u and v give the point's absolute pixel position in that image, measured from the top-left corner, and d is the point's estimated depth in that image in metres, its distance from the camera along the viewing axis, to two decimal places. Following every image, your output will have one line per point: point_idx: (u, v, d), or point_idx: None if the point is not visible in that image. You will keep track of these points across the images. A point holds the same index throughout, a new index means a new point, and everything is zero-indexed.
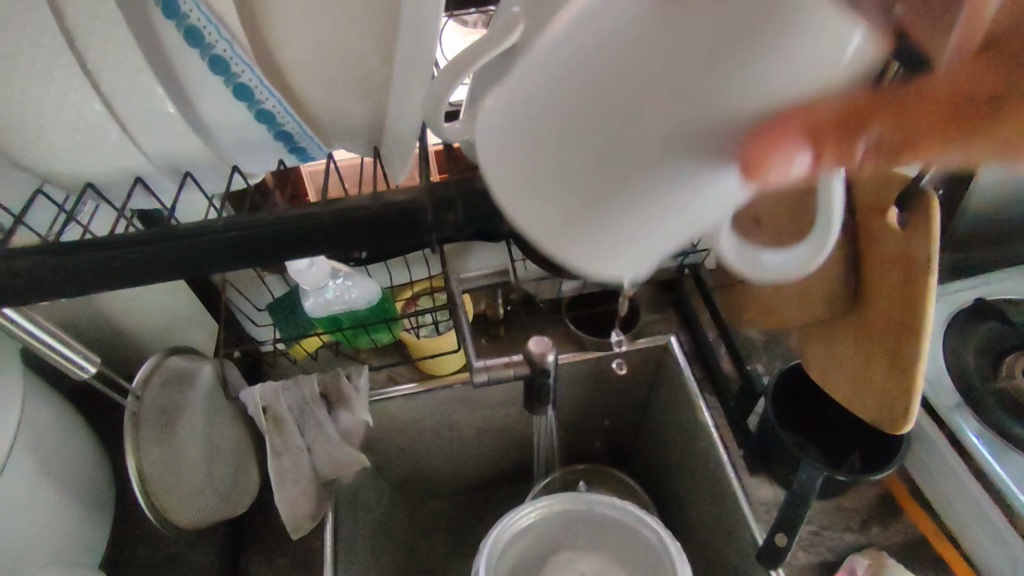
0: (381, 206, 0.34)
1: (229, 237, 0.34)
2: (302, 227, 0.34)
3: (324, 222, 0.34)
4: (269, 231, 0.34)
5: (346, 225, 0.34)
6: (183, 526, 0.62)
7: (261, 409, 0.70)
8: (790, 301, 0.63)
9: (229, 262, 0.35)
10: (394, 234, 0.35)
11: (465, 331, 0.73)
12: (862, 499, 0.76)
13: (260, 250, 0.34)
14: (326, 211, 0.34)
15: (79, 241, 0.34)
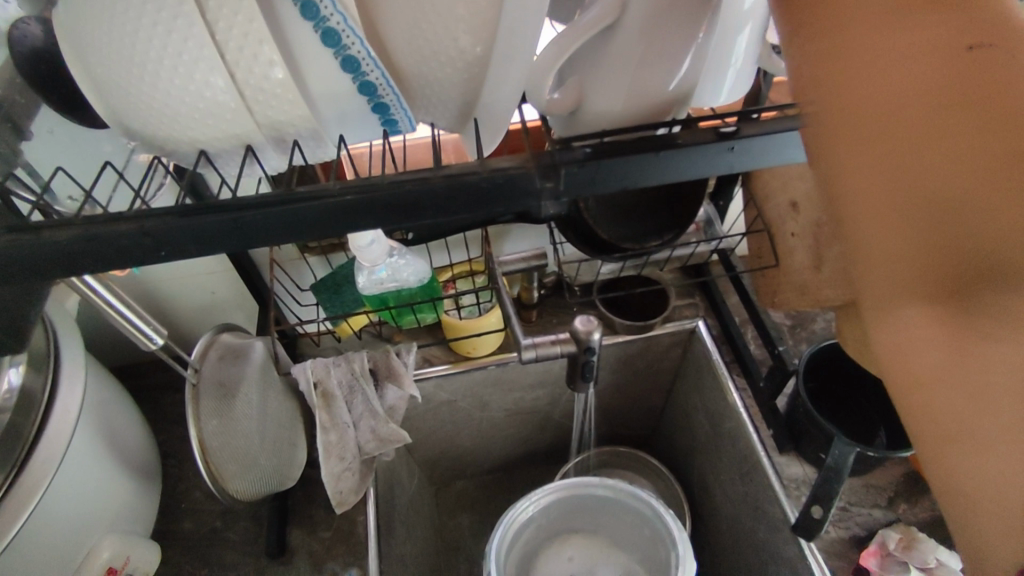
0: (488, 173, 0.36)
1: (341, 202, 0.36)
2: (412, 192, 0.36)
3: (434, 188, 0.36)
4: (380, 197, 0.36)
5: (454, 192, 0.36)
6: (240, 496, 0.65)
7: (312, 384, 0.71)
8: (827, 280, 0.65)
9: (339, 228, 0.37)
10: (498, 200, 0.37)
11: (510, 310, 0.74)
12: (889, 477, 0.79)
13: (371, 214, 0.36)
14: (436, 178, 0.36)
15: (196, 205, 0.35)
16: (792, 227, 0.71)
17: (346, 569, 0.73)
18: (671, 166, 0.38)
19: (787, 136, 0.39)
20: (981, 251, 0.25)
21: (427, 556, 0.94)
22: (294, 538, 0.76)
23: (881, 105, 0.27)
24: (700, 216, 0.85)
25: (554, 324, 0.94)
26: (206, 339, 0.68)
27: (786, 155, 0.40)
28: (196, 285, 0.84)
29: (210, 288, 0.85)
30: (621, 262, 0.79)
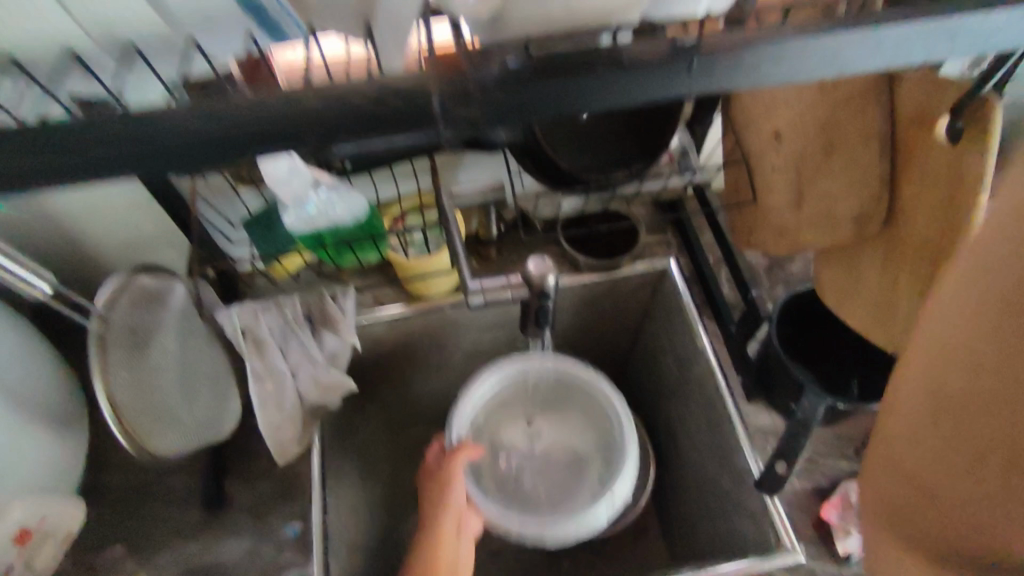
0: (380, 94, 0.32)
1: (210, 122, 0.31)
2: (295, 113, 0.32)
3: (323, 108, 0.32)
4: (256, 118, 0.31)
5: (343, 115, 0.32)
6: (163, 453, 0.60)
7: (240, 331, 0.65)
8: (808, 220, 0.59)
9: (216, 153, 0.32)
10: (401, 125, 0.33)
11: (459, 249, 0.67)
12: (861, 425, 0.75)
13: (248, 135, 0.32)
14: (316, 96, 0.32)
15: (42, 127, 0.31)
16: (774, 158, 0.63)
17: (287, 523, 0.71)
18: (614, 88, 0.33)
19: (758, 50, 0.33)
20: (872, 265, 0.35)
21: (385, 500, 0.91)
22: (233, 490, 0.73)
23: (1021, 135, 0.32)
24: (674, 146, 0.77)
25: (514, 263, 0.87)
26: (116, 282, 0.59)
27: (760, 76, 0.34)
28: (115, 219, 0.72)
29: (133, 221, 0.74)
30: (586, 196, 0.72)
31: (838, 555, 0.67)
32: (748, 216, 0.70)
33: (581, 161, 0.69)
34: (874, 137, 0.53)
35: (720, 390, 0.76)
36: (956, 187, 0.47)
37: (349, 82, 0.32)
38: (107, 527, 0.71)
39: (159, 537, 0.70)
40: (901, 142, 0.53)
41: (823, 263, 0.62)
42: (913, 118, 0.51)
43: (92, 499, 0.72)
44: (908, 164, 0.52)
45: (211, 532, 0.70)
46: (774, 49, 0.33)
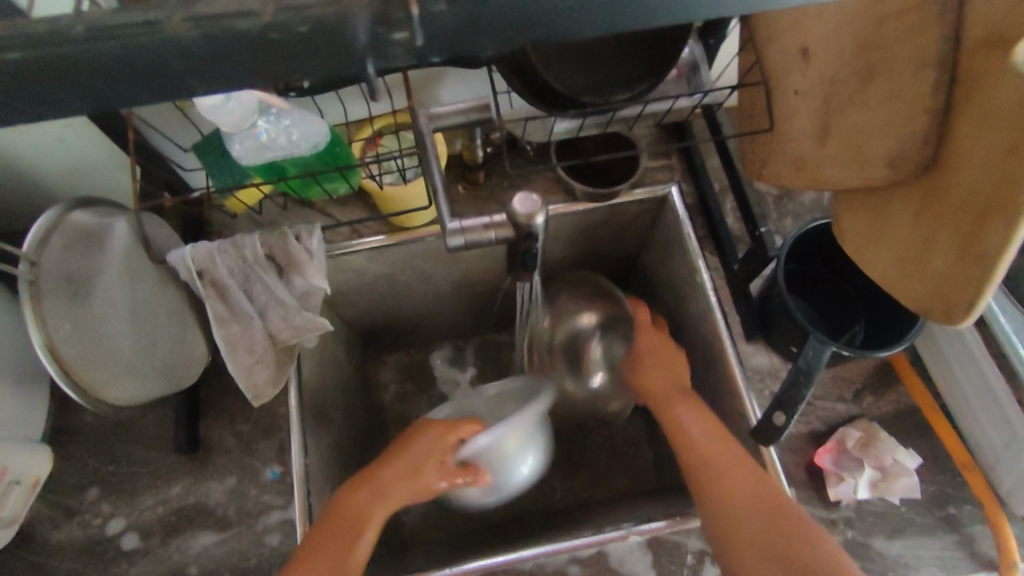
0: (281, 13, 0.22)
1: (25, 66, 0.22)
2: (146, 46, 0.22)
3: (176, 43, 0.22)
4: (99, 58, 0.22)
5: (223, 46, 0.22)
6: (115, 403, 0.56)
7: (195, 274, 0.59)
8: (832, 156, 0.50)
9: (83, 108, 0.23)
10: (312, 63, 0.23)
11: (438, 182, 0.60)
12: (865, 369, 0.72)
13: (68, 87, 0.22)
14: (186, 22, 0.22)
15: None
16: (797, 80, 0.54)
17: (267, 467, 0.68)
18: (609, 4, 0.23)
19: None
20: (850, 165, 0.48)
21: (376, 433, 0.87)
22: (210, 431, 0.69)
23: (874, 106, 0.46)
24: (681, 59, 0.67)
25: (503, 189, 0.81)
26: (50, 214, 0.54)
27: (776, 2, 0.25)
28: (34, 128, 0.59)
29: (53, 132, 0.60)
30: (581, 120, 0.64)
31: (830, 499, 0.66)
32: (759, 145, 0.62)
33: (578, 78, 0.60)
34: (929, 64, 0.41)
35: (721, 331, 0.71)
36: (985, 159, 0.38)
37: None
38: (81, 469, 0.68)
39: (137, 480, 0.68)
40: (964, 72, 0.40)
41: (846, 208, 0.52)
42: (990, 37, 0.38)
43: (63, 440, 0.69)
44: (971, 95, 0.39)
45: (191, 475, 0.68)
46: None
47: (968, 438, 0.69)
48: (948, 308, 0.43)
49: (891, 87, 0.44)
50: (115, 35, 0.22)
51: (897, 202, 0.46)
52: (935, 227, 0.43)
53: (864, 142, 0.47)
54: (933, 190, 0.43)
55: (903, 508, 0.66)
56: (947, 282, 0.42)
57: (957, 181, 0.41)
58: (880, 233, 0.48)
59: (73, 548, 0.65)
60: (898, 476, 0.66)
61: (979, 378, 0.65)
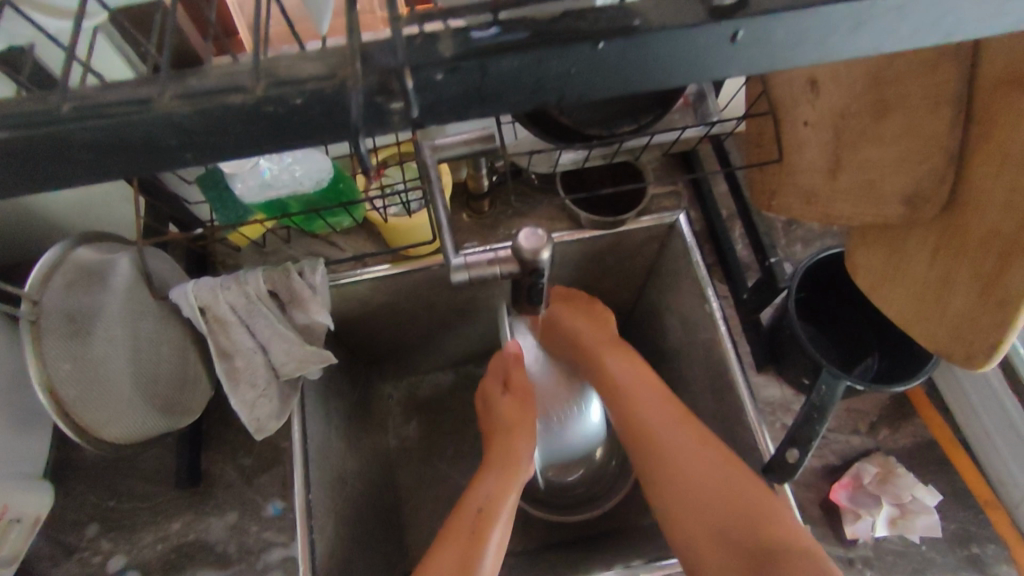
0: (274, 86, 0.21)
1: (11, 146, 0.21)
2: (136, 123, 0.21)
3: (167, 119, 0.21)
4: (87, 136, 0.21)
5: (215, 122, 0.22)
6: (115, 444, 0.55)
7: (197, 310, 0.58)
8: (844, 192, 0.49)
9: (71, 181, 0.23)
10: (309, 135, 0.23)
11: (442, 216, 0.59)
12: (879, 401, 0.70)
13: (56, 162, 0.22)
14: (177, 98, 0.21)
15: None
16: (806, 112, 0.53)
17: (269, 502, 0.67)
18: (615, 68, 0.23)
19: (803, 18, 0.22)
20: (861, 202, 0.47)
21: (381, 463, 0.86)
22: (212, 466, 0.69)
23: (885, 143, 0.44)
24: (688, 90, 0.67)
25: (508, 217, 0.80)
26: (54, 252, 0.53)
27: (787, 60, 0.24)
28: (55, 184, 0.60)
29: None
30: (587, 151, 0.63)
31: (847, 537, 0.64)
32: (768, 177, 0.61)
33: (583, 111, 0.59)
34: (941, 104, 0.40)
35: (731, 362, 0.70)
36: (1008, 202, 0.37)
37: (233, 70, 0.22)
38: (81, 505, 0.67)
39: (136, 516, 0.67)
40: (981, 111, 0.39)
41: (858, 242, 0.51)
42: (1007, 78, 0.36)
43: (63, 476, 0.68)
44: (988, 136, 0.38)
45: (193, 511, 0.67)
46: (883, 10, 0.22)
47: (988, 473, 0.67)
48: (969, 352, 0.41)
49: (902, 124, 0.43)
50: (105, 114, 0.21)
51: (912, 240, 0.45)
52: (955, 268, 0.42)
53: (876, 179, 0.46)
54: (951, 229, 0.42)
55: (923, 547, 0.64)
56: (968, 324, 0.41)
57: (976, 222, 0.40)
58: (896, 270, 0.47)
59: None
60: (917, 513, 0.64)
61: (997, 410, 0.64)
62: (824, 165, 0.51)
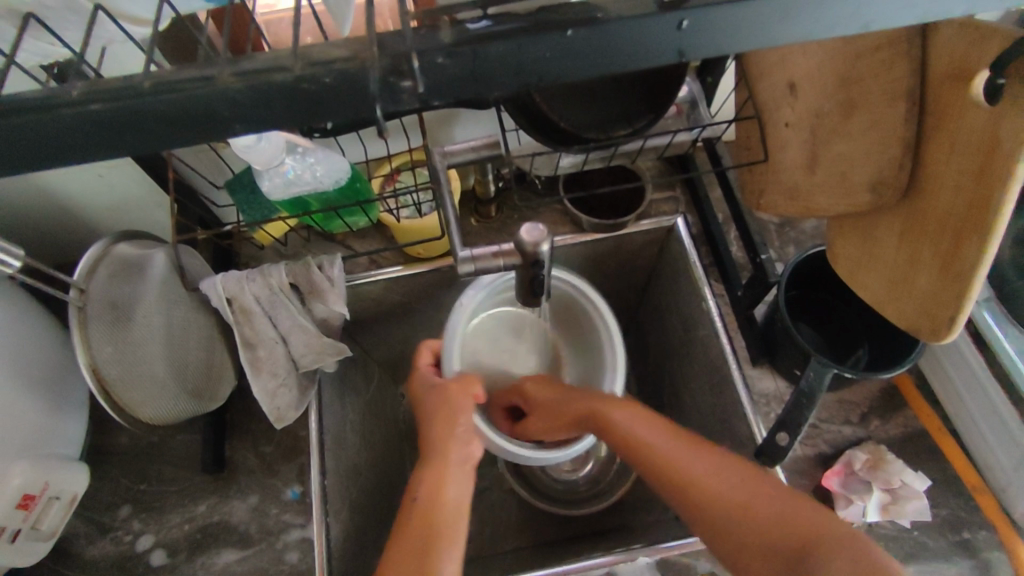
0: (309, 66, 0.26)
1: (98, 115, 0.26)
2: (198, 98, 0.26)
3: (222, 94, 0.26)
4: (160, 108, 0.26)
5: (261, 97, 0.27)
6: (150, 422, 0.60)
7: (225, 301, 0.63)
8: (822, 184, 0.53)
9: (144, 149, 0.28)
10: (336, 110, 0.28)
11: (451, 214, 0.64)
12: (871, 392, 0.73)
13: (131, 130, 0.27)
14: (232, 77, 0.26)
15: None
16: (787, 114, 0.57)
17: (288, 486, 0.71)
18: (583, 53, 0.27)
19: (739, 10, 0.27)
20: (835, 193, 0.51)
21: (393, 458, 0.90)
22: (236, 452, 0.73)
23: (853, 137, 0.49)
24: (681, 97, 0.72)
25: (514, 221, 0.85)
26: (97, 247, 0.59)
27: (732, 46, 0.29)
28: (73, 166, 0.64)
29: (96, 171, 0.66)
30: (586, 154, 0.68)
31: None
32: (756, 176, 0.65)
33: (582, 115, 0.64)
34: (901, 97, 0.44)
35: (726, 355, 0.73)
36: (958, 181, 0.41)
37: (275, 54, 0.27)
38: (115, 487, 0.72)
39: (165, 498, 0.71)
40: (934, 103, 0.43)
41: (839, 232, 0.55)
42: (954, 70, 0.40)
43: (99, 461, 0.73)
44: (941, 124, 0.42)
45: (216, 494, 0.71)
46: (806, 3, 0.27)
47: (977, 460, 0.69)
48: (935, 325, 0.45)
49: (868, 118, 0.47)
50: (174, 90, 0.26)
51: (883, 225, 0.49)
52: (920, 247, 0.45)
53: (847, 170, 0.50)
54: (915, 212, 0.46)
55: (914, 531, 0.66)
56: (934, 298, 0.45)
57: (935, 203, 0.44)
58: (871, 255, 0.51)
59: (105, 564, 0.68)
60: (908, 497, 0.66)
61: (980, 396, 0.67)
62: (804, 162, 0.56)
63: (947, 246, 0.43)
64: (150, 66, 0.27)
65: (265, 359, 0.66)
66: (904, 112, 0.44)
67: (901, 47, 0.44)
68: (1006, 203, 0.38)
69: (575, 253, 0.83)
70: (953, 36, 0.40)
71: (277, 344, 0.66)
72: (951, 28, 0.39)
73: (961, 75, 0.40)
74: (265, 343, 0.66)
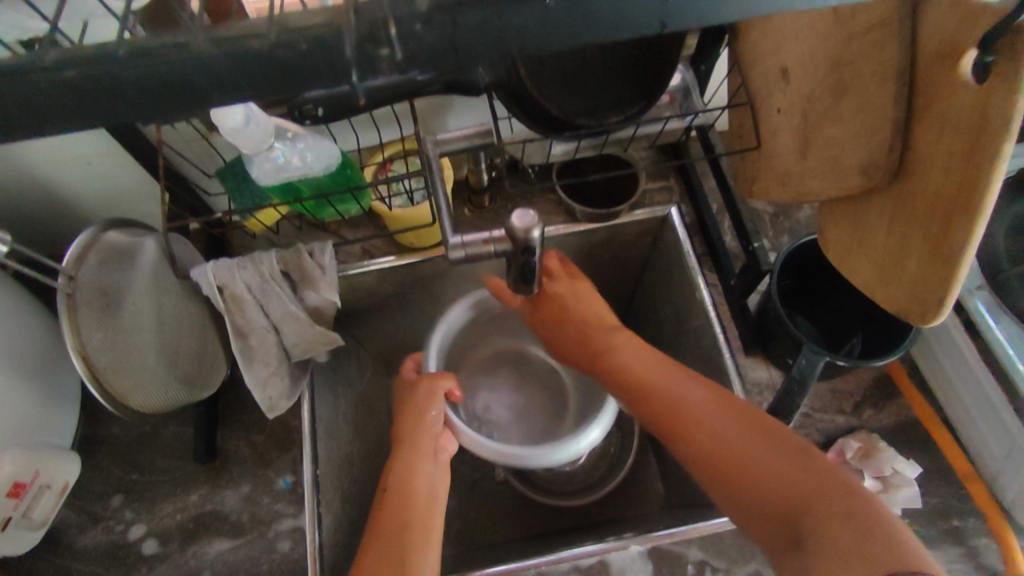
0: (286, 34, 0.26)
1: (76, 82, 0.26)
2: (175, 65, 0.26)
3: (196, 62, 0.26)
4: (136, 76, 0.26)
5: (239, 65, 0.26)
6: (141, 410, 0.60)
7: (216, 288, 0.63)
8: (813, 170, 0.53)
9: (121, 117, 0.28)
10: (314, 80, 0.28)
11: (442, 200, 0.64)
12: (864, 381, 0.73)
13: (109, 98, 0.27)
14: (208, 44, 0.26)
15: None
16: (779, 99, 0.57)
17: (280, 475, 0.71)
18: (561, 22, 0.27)
19: None
20: (826, 177, 0.52)
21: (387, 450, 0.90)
22: (228, 441, 0.73)
23: (844, 120, 0.49)
24: (673, 84, 0.71)
25: (508, 211, 0.85)
26: (88, 234, 0.59)
27: (711, 15, 0.29)
28: (64, 154, 0.65)
29: (85, 158, 0.66)
30: (578, 141, 0.68)
31: None
32: (749, 164, 0.65)
33: (573, 102, 0.64)
34: (890, 78, 0.44)
35: (719, 344, 0.73)
36: (947, 163, 0.41)
37: (254, 22, 0.27)
38: (106, 476, 0.71)
39: (157, 487, 0.71)
40: (923, 84, 0.43)
41: (830, 217, 0.55)
42: (944, 50, 0.40)
43: (91, 449, 0.73)
44: (929, 106, 0.42)
45: (208, 483, 0.71)
46: None
47: (970, 448, 0.69)
48: (923, 308, 0.45)
49: (859, 100, 0.47)
50: (151, 58, 0.26)
51: (873, 208, 0.49)
52: (908, 230, 0.45)
53: (837, 154, 0.50)
54: (905, 194, 0.46)
55: (907, 519, 0.66)
56: (922, 280, 0.45)
57: (923, 185, 0.44)
58: (861, 239, 0.51)
59: (97, 553, 0.68)
60: (899, 486, 0.66)
61: (972, 383, 0.67)
62: (795, 147, 0.56)
63: (936, 228, 0.43)
64: (127, 35, 0.27)
65: (257, 348, 0.66)
66: (895, 94, 0.44)
67: (890, 29, 0.43)
68: (995, 183, 0.38)
69: (569, 243, 0.83)
70: (944, 16, 0.40)
71: (268, 332, 0.66)
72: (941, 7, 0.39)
73: (950, 54, 0.39)
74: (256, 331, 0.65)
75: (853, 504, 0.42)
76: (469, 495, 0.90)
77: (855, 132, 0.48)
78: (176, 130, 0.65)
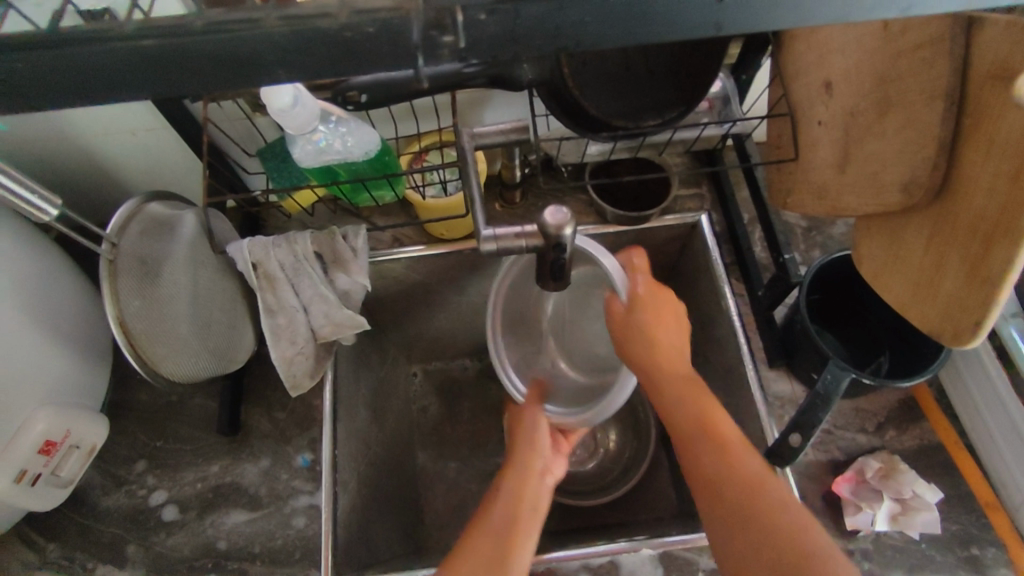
0: (353, 16, 0.27)
1: (150, 51, 0.27)
2: (245, 39, 0.27)
3: (262, 35, 0.27)
4: (207, 48, 0.27)
5: (304, 42, 0.27)
6: (171, 379, 0.61)
7: (250, 265, 0.64)
8: (852, 185, 0.53)
9: (187, 87, 0.28)
10: (375, 61, 0.28)
11: (476, 193, 0.64)
12: (890, 402, 0.72)
13: (179, 67, 0.28)
14: (278, 20, 0.27)
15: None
16: (819, 112, 0.57)
17: (299, 453, 0.73)
18: (621, 18, 0.28)
19: None
20: (864, 193, 0.51)
21: (403, 437, 0.91)
22: (250, 416, 0.74)
23: (888, 136, 0.48)
24: (713, 92, 0.71)
25: (538, 209, 0.85)
26: (131, 204, 0.60)
27: (771, 19, 0.29)
28: (112, 127, 0.67)
29: (130, 130, 0.68)
30: (614, 143, 0.68)
31: (848, 529, 0.65)
32: (785, 176, 0.64)
33: (613, 103, 0.64)
34: (939, 95, 0.44)
35: (743, 354, 0.72)
36: (993, 186, 0.40)
37: (322, 2, 0.28)
38: (132, 442, 0.73)
39: (180, 456, 0.73)
40: (974, 104, 0.42)
41: (865, 234, 0.54)
42: (998, 70, 0.40)
43: (119, 415, 0.75)
44: (979, 126, 0.42)
45: (229, 455, 0.73)
46: None
47: (995, 478, 0.68)
48: (957, 331, 0.44)
49: (906, 116, 0.47)
50: (220, 29, 0.27)
51: (912, 226, 0.48)
52: (947, 251, 0.45)
53: (878, 170, 0.49)
54: (947, 214, 0.45)
55: (924, 544, 0.65)
56: (958, 302, 0.44)
57: (967, 206, 0.43)
58: (897, 259, 0.50)
59: (118, 515, 0.70)
60: (918, 509, 0.65)
61: (1002, 412, 0.66)
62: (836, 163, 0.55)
63: (977, 251, 0.42)
64: (199, 8, 0.28)
65: (285, 327, 0.67)
66: (944, 113, 0.44)
67: (944, 46, 0.43)
68: None
69: (597, 244, 0.83)
70: (1000, 37, 0.39)
71: (299, 313, 0.67)
72: (999, 26, 0.39)
73: (1005, 76, 0.39)
74: (287, 310, 0.67)
75: (820, 547, 0.46)
76: (480, 487, 0.90)
77: (900, 149, 0.47)
78: (221, 109, 0.67)
